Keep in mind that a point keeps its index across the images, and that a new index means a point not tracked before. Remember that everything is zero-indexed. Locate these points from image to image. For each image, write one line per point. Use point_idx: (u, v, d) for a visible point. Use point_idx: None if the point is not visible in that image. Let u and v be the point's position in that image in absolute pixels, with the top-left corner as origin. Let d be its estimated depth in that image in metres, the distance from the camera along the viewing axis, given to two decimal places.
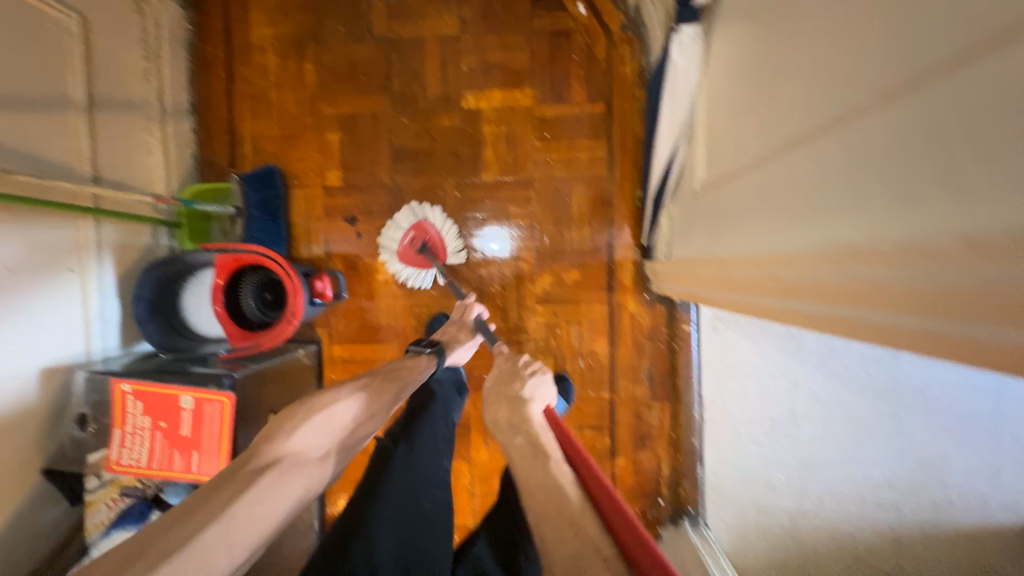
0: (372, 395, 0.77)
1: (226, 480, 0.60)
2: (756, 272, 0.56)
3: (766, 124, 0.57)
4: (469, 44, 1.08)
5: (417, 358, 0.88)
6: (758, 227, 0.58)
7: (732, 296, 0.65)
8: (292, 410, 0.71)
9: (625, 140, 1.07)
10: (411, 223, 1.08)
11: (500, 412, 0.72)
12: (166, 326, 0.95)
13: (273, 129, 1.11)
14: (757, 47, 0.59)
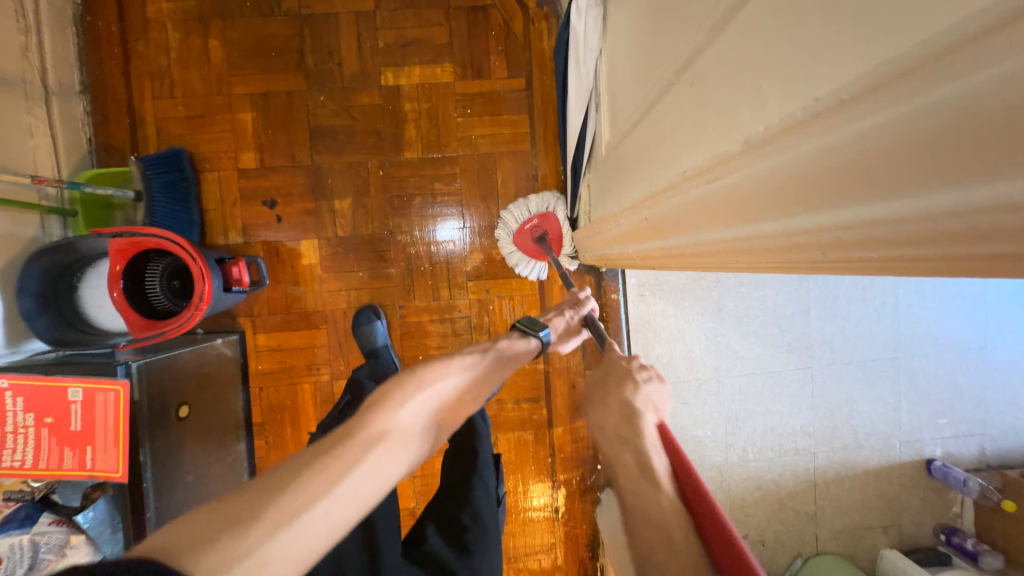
0: (484, 372, 0.70)
1: (338, 444, 0.54)
2: (650, 216, 0.61)
3: (652, 74, 0.60)
4: (384, 19, 1.05)
5: (523, 340, 0.77)
6: (654, 174, 0.61)
7: (635, 245, 0.71)
8: (409, 380, 0.64)
9: (546, 115, 1.09)
10: (540, 211, 1.07)
11: (607, 420, 0.59)
12: (59, 321, 0.89)
13: (178, 110, 1.04)
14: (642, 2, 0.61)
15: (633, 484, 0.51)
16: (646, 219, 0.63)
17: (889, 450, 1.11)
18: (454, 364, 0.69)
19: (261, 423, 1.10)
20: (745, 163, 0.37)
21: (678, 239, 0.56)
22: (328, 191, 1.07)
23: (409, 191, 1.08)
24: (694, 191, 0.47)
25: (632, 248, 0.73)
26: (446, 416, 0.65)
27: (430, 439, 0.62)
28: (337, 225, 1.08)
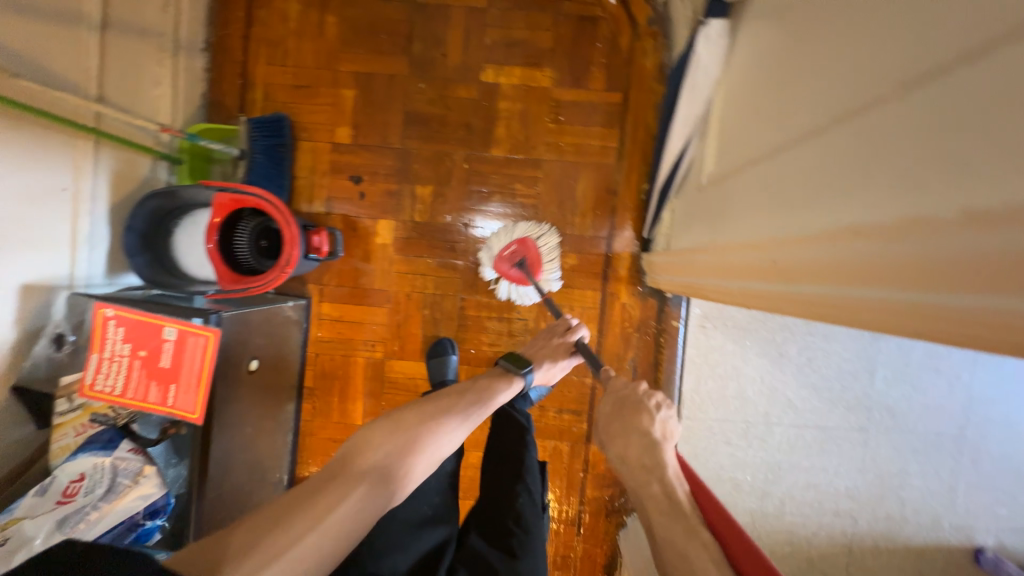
0: (457, 415, 0.76)
1: (324, 483, 0.61)
2: (780, 258, 0.55)
3: (791, 114, 0.58)
4: (494, 18, 1.08)
5: (505, 376, 0.87)
6: (777, 214, 0.59)
7: (737, 281, 0.66)
8: (384, 426, 0.72)
9: (637, 132, 1.08)
10: (517, 238, 1.06)
11: (629, 448, 0.66)
12: (155, 261, 0.95)
13: (287, 78, 1.10)
14: (789, 40, 0.60)
15: (664, 518, 0.57)
16: (772, 261, 0.57)
17: (938, 531, 1.06)
18: (427, 407, 0.76)
19: (311, 388, 1.14)
20: (912, 230, 0.36)
21: (797, 285, 0.53)
22: (412, 176, 1.10)
23: (490, 187, 1.10)
24: (828, 249, 0.47)
25: (733, 285, 0.68)
26: (424, 457, 0.70)
27: (409, 479, 0.67)
28: (415, 210, 1.11)
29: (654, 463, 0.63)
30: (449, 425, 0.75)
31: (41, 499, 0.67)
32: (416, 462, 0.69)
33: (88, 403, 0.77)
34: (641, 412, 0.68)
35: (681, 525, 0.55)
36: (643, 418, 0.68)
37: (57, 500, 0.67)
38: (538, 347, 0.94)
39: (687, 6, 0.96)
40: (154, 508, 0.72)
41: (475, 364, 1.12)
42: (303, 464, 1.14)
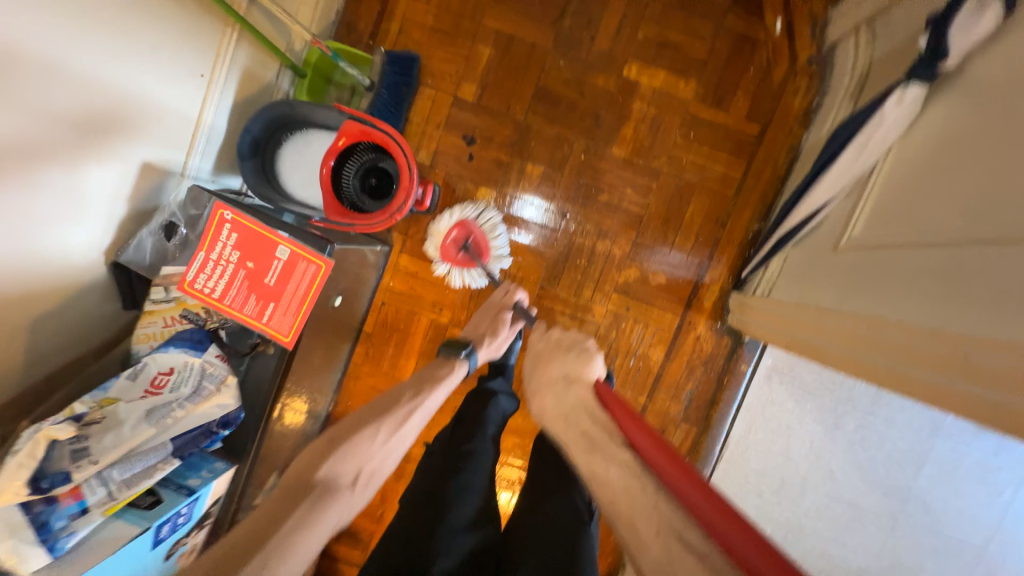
0: (397, 415, 0.69)
1: (267, 510, 0.54)
2: (976, 356, 0.51)
3: (996, 209, 0.55)
4: (653, 13, 1.04)
5: (447, 364, 0.80)
6: (964, 311, 0.55)
7: (887, 358, 0.62)
8: (319, 444, 0.65)
9: (763, 170, 1.05)
10: (455, 223, 1.06)
11: (548, 400, 0.72)
12: (261, 170, 0.91)
13: (427, 18, 1.06)
14: (1007, 127, 0.57)
15: (583, 451, 0.59)
16: (961, 354, 0.53)
17: None
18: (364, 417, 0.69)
19: (369, 333, 1.13)
20: None
21: (986, 389, 0.50)
22: (526, 153, 1.07)
23: (600, 184, 1.07)
24: None
25: (879, 360, 0.63)
26: (370, 463, 0.64)
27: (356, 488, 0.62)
28: (519, 186, 1.08)
29: (574, 407, 0.68)
30: (390, 427, 0.68)
31: (132, 384, 0.67)
32: (365, 469, 0.63)
33: (182, 299, 0.75)
34: (551, 361, 0.78)
35: (597, 453, 0.57)
36: (552, 367, 0.77)
37: (146, 389, 0.67)
38: (478, 326, 0.91)
39: (860, 56, 0.92)
40: (227, 419, 0.70)
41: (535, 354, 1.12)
42: (342, 405, 1.14)
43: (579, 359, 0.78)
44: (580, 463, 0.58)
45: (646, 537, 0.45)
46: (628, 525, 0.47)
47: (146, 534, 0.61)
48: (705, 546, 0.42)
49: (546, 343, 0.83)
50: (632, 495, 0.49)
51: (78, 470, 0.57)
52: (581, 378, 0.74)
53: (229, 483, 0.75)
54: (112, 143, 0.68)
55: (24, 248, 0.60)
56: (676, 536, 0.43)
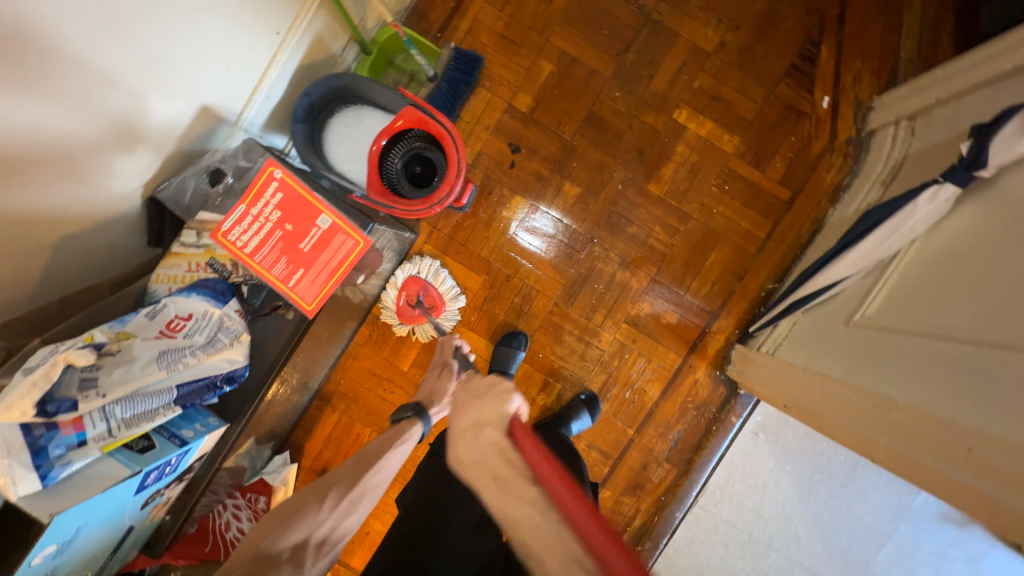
0: (340, 484, 0.74)
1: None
2: (983, 451, 0.56)
3: (1007, 315, 0.59)
4: (712, 66, 1.08)
5: (399, 428, 0.83)
6: (967, 405, 0.60)
7: (889, 438, 0.69)
8: (264, 521, 0.69)
9: (787, 234, 1.09)
10: (404, 282, 1.09)
11: (460, 448, 0.56)
12: (310, 136, 0.91)
13: (498, 25, 1.09)
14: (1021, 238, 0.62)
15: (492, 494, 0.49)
16: (968, 447, 0.57)
17: None
18: (307, 493, 0.73)
19: (377, 315, 1.12)
20: None
21: (989, 484, 0.55)
22: (566, 171, 1.10)
23: (630, 216, 1.10)
24: None
25: (881, 438, 0.70)
26: (317, 530, 0.67)
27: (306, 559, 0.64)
28: (554, 202, 1.10)
29: (484, 450, 0.54)
30: (336, 494, 0.72)
31: (149, 323, 0.65)
32: (314, 536, 0.67)
33: (212, 247, 0.75)
34: (465, 408, 0.62)
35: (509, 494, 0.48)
36: (465, 413, 0.60)
37: (161, 330, 0.65)
38: (429, 387, 0.89)
39: (897, 147, 0.97)
40: (232, 375, 0.70)
41: (535, 367, 1.12)
42: (334, 380, 1.12)
43: (497, 398, 0.62)
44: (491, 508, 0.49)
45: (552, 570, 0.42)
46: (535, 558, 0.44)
47: (134, 478, 0.60)
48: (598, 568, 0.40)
49: (465, 392, 0.66)
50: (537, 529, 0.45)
51: (85, 400, 0.57)
52: (498, 418, 0.58)
53: (216, 443, 0.73)
54: (173, 81, 0.69)
55: (68, 161, 0.60)
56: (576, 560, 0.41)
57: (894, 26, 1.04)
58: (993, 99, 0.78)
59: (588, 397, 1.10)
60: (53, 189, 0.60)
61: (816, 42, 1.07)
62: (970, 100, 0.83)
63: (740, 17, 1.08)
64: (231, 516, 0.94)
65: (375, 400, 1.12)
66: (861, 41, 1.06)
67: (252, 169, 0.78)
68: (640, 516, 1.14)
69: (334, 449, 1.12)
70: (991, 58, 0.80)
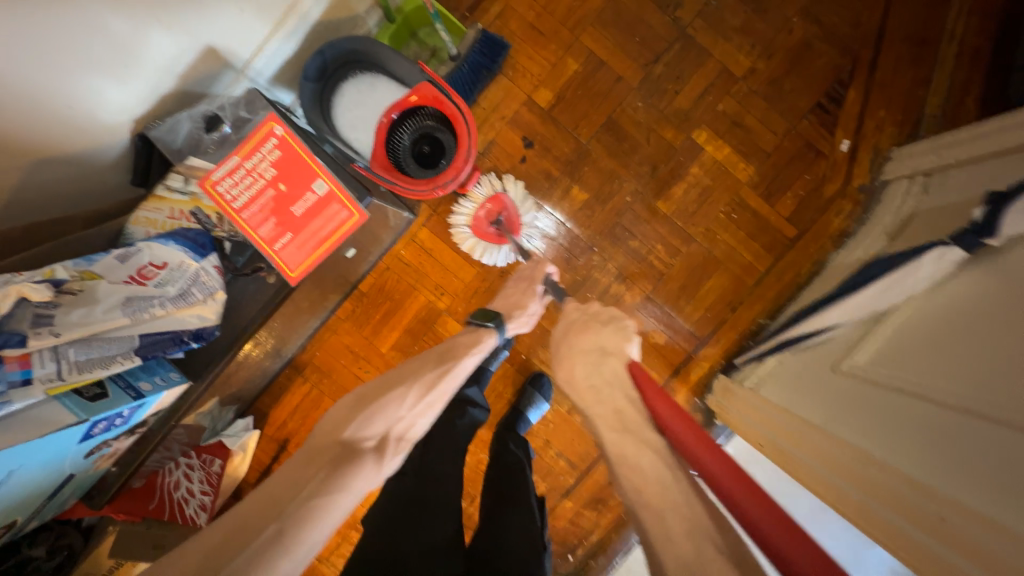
0: (422, 381, 0.69)
1: (310, 465, 0.57)
2: (954, 521, 0.56)
3: (1000, 387, 0.58)
4: (739, 91, 1.07)
5: (474, 334, 0.80)
6: (948, 475, 0.59)
7: (861, 492, 0.68)
8: (347, 401, 0.65)
9: (786, 272, 1.08)
10: (488, 196, 1.04)
11: (578, 369, 0.68)
12: (318, 96, 0.87)
13: (530, 14, 1.06)
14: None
15: (614, 431, 0.58)
16: (939, 515, 0.58)
17: None
18: (393, 379, 0.69)
19: (363, 292, 1.09)
20: None
21: (950, 550, 0.55)
22: (578, 174, 1.08)
23: (634, 229, 1.08)
24: (1009, 548, 0.49)
25: (852, 492, 0.69)
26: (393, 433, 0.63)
27: (382, 460, 0.61)
28: (560, 203, 1.08)
29: (607, 381, 0.64)
30: (417, 391, 0.68)
31: (118, 266, 0.62)
32: (393, 431, 0.63)
33: (198, 197, 0.72)
34: (585, 331, 0.72)
35: (630, 434, 0.56)
36: (586, 337, 0.71)
37: (131, 276, 0.62)
38: (509, 300, 0.87)
39: (907, 203, 0.96)
40: (201, 333, 0.67)
41: (515, 367, 1.10)
42: (309, 351, 1.09)
43: (619, 333, 0.70)
44: (610, 448, 0.57)
45: (675, 532, 0.47)
46: (653, 511, 0.49)
47: (79, 426, 0.57)
48: (727, 546, 0.46)
49: (582, 313, 0.75)
50: (664, 487, 0.50)
51: (36, 338, 0.54)
52: (619, 351, 0.68)
53: (176, 399, 0.70)
54: (175, 13, 0.65)
55: (40, 70, 0.57)
56: (706, 536, 0.46)
57: (923, 81, 1.03)
58: (1011, 169, 0.77)
59: (535, 375, 1.07)
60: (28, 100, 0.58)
61: (845, 84, 1.06)
62: (991, 164, 0.82)
63: (774, 47, 1.06)
64: (183, 476, 0.95)
65: (349, 377, 1.09)
66: (889, 90, 1.04)
67: (252, 122, 0.75)
68: (598, 529, 1.09)
69: (299, 420, 1.09)
70: (1015, 128, 0.80)
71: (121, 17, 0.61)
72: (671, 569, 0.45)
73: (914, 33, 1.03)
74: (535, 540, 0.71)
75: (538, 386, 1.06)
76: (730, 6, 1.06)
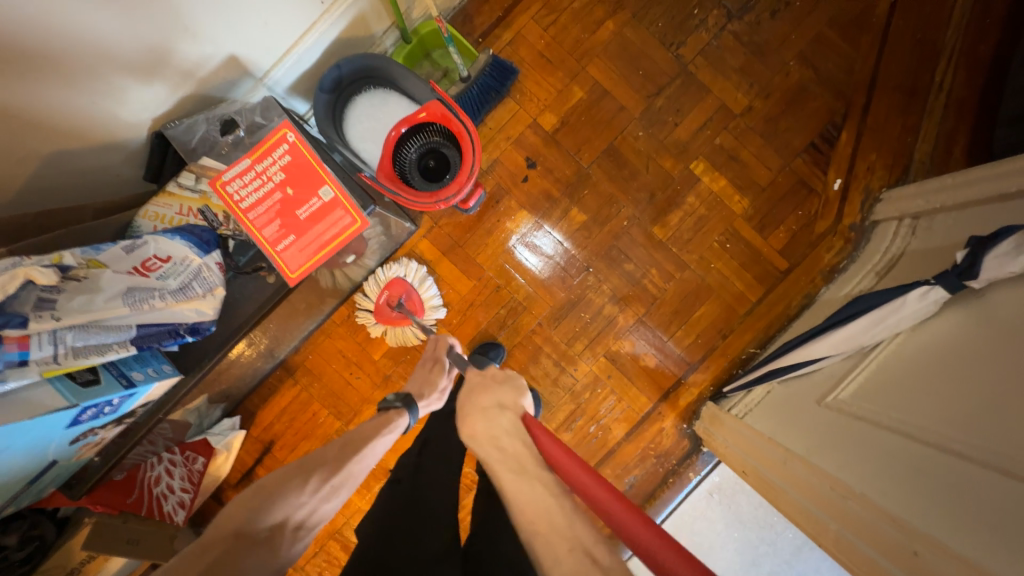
0: (324, 466, 0.68)
1: (193, 560, 0.56)
2: (927, 557, 0.57)
3: (980, 428, 0.59)
4: (736, 127, 1.11)
5: (384, 416, 0.78)
6: (922, 510, 0.60)
7: (841, 525, 0.69)
8: (243, 495, 0.63)
9: (776, 303, 1.10)
10: (385, 283, 1.07)
11: (478, 424, 0.65)
12: (332, 107, 0.91)
13: (539, 42, 1.11)
14: (1000, 352, 0.62)
15: (510, 471, 0.58)
16: (912, 550, 0.59)
17: None
18: (289, 466, 0.68)
19: (360, 298, 1.11)
20: None
21: None
22: (576, 197, 1.11)
23: (628, 254, 1.11)
24: None
25: (834, 525, 0.70)
26: (292, 520, 0.62)
27: (277, 552, 0.59)
28: (558, 224, 1.11)
29: (505, 428, 0.64)
30: (318, 477, 0.66)
31: (123, 256, 0.63)
32: (291, 520, 0.62)
33: (207, 195, 0.74)
34: (483, 386, 0.70)
35: (522, 475, 0.57)
36: (485, 394, 0.69)
37: (135, 267, 0.63)
38: (421, 379, 0.86)
39: (896, 243, 0.99)
40: (197, 327, 0.68)
41: None
42: (302, 353, 1.10)
43: (512, 387, 0.71)
44: (506, 491, 0.56)
45: (559, 553, 0.49)
46: (543, 540, 0.50)
47: (68, 411, 0.58)
48: (606, 561, 0.48)
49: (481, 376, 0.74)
50: (548, 513, 0.52)
51: (36, 321, 0.55)
52: (515, 405, 0.68)
53: (167, 391, 0.71)
54: (205, 25, 0.69)
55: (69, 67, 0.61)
56: (585, 553, 0.49)
57: (913, 128, 1.07)
58: (995, 216, 0.80)
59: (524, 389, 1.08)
60: (51, 91, 0.61)
61: (838, 126, 1.10)
62: (974, 211, 0.85)
63: (771, 87, 1.11)
64: (164, 472, 0.95)
65: (339, 382, 1.10)
66: (880, 134, 1.08)
67: (266, 128, 0.77)
68: None
69: (285, 423, 1.09)
70: (996, 178, 0.83)
71: (151, 23, 0.64)
72: None
73: (905, 83, 1.08)
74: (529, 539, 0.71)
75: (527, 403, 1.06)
76: (730, 46, 1.11)
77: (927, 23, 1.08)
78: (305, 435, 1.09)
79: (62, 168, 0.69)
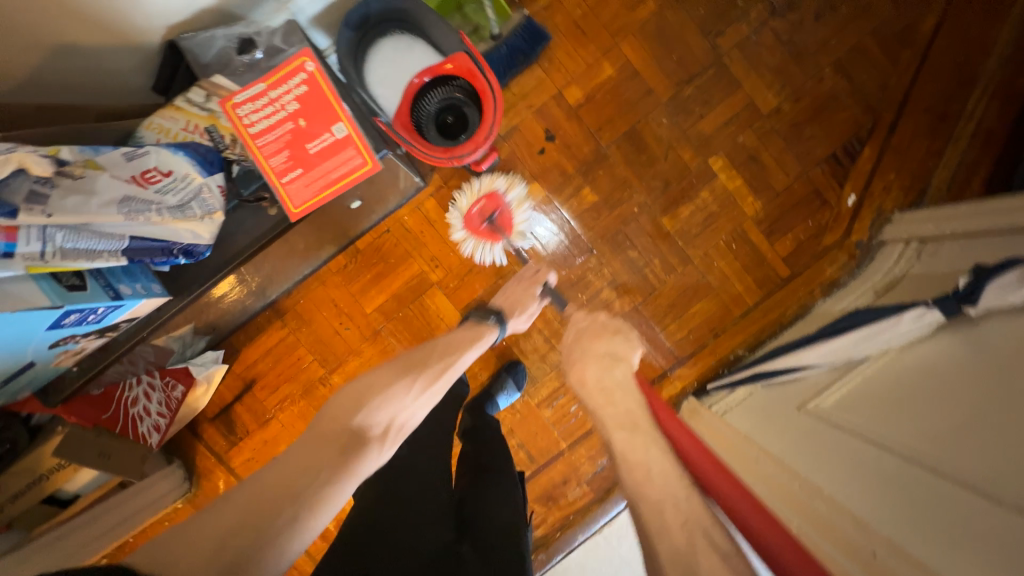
0: (427, 373, 0.74)
1: (320, 445, 0.61)
2: (885, 558, 0.58)
3: (955, 445, 0.61)
4: (762, 126, 1.09)
5: (477, 328, 0.87)
6: (886, 513, 0.62)
7: (802, 521, 0.70)
8: (356, 387, 0.70)
9: (772, 309, 1.10)
10: (482, 194, 1.05)
11: (590, 370, 0.71)
12: (354, 44, 0.87)
13: (576, 11, 1.07)
14: (986, 377, 0.63)
15: (624, 432, 0.61)
16: (872, 551, 0.60)
17: None
18: (394, 368, 0.74)
19: (358, 249, 1.09)
20: None
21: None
22: (591, 176, 1.09)
23: (634, 241, 1.10)
24: None
25: (795, 521, 0.71)
26: (402, 419, 0.69)
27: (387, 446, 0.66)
28: (569, 201, 1.09)
29: (617, 384, 0.68)
30: (422, 383, 0.72)
31: (123, 163, 0.61)
32: (396, 421, 0.67)
33: (216, 115, 0.71)
34: (598, 337, 0.75)
35: (638, 433, 0.60)
36: (599, 342, 0.74)
37: (134, 176, 0.61)
38: (512, 297, 0.94)
39: (900, 265, 0.99)
40: (191, 250, 0.67)
41: (494, 352, 1.10)
42: (293, 296, 1.09)
43: (625, 340, 0.75)
44: (617, 444, 0.61)
45: (672, 523, 0.52)
46: (652, 505, 0.54)
47: (51, 312, 0.58)
48: (724, 544, 0.50)
49: (592, 323, 0.79)
50: (667, 482, 0.55)
51: (27, 212, 0.53)
52: (628, 359, 0.73)
53: (153, 311, 0.70)
54: None
55: None
56: (700, 531, 0.51)
57: (936, 153, 1.06)
58: (1003, 248, 0.80)
59: (513, 362, 1.08)
60: None
61: (862, 141, 1.09)
62: (983, 241, 0.85)
63: (803, 92, 1.09)
64: (141, 394, 0.94)
65: (327, 330, 1.09)
66: (902, 155, 1.07)
67: (284, 53, 0.74)
68: (544, 526, 1.09)
69: (269, 363, 1.09)
70: (1010, 211, 0.83)
71: None
72: (667, 563, 0.50)
73: (935, 106, 1.07)
74: (517, 507, 0.72)
75: (514, 374, 1.07)
76: (769, 44, 1.08)
77: (970, 48, 1.05)
78: (287, 378, 1.09)
79: (67, 62, 0.66)
